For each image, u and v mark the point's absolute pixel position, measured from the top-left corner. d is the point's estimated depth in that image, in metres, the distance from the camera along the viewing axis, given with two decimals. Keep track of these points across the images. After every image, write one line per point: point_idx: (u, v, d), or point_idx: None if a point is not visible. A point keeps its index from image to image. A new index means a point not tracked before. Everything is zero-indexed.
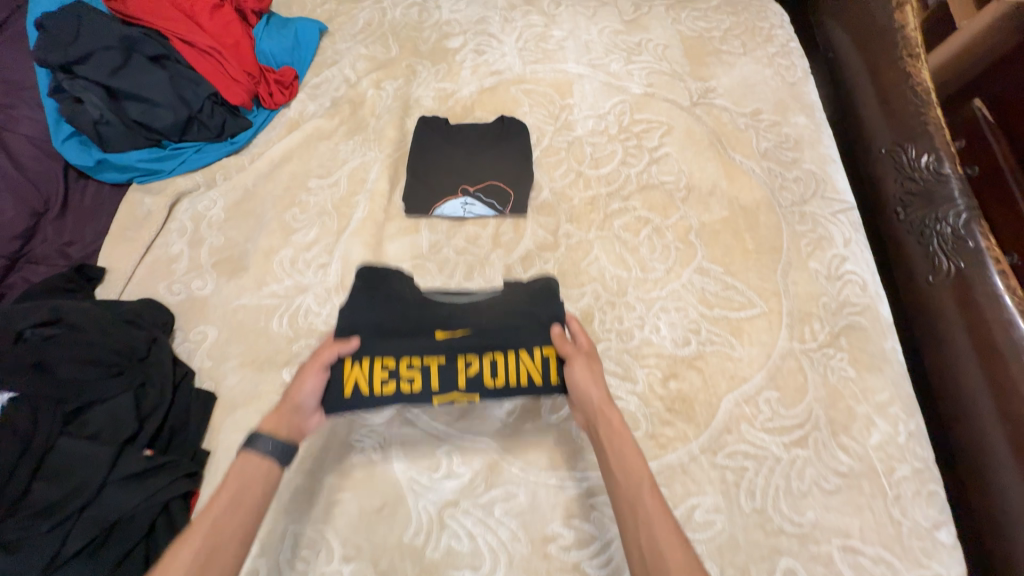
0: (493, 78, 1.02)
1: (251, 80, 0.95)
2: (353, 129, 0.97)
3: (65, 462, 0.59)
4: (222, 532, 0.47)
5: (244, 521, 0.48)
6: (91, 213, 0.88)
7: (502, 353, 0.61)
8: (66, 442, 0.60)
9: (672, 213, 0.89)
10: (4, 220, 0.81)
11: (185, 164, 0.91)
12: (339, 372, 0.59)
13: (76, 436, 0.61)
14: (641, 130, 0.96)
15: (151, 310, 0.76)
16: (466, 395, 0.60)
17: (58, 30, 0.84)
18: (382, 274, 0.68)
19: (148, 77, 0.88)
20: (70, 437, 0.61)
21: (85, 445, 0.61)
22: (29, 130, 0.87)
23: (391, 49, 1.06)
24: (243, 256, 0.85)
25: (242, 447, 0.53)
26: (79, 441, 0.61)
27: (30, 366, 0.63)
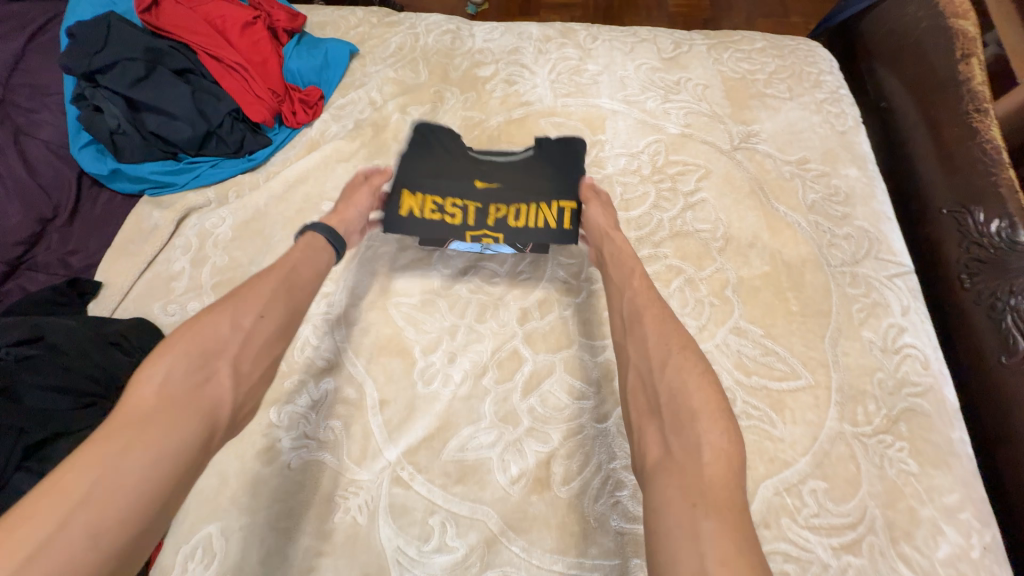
0: (523, 109, 0.98)
1: (275, 98, 0.93)
2: (373, 153, 0.93)
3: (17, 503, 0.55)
4: (278, 298, 0.59)
5: (309, 291, 0.63)
6: (99, 222, 0.85)
7: (526, 206, 0.78)
8: (22, 479, 0.56)
9: (707, 264, 0.81)
10: (10, 225, 0.79)
11: (198, 179, 0.88)
12: (399, 198, 0.78)
13: (31, 473, 0.57)
14: (676, 172, 0.90)
15: (140, 332, 0.70)
16: (492, 235, 0.76)
17: (87, 40, 0.85)
18: (431, 130, 0.85)
19: (170, 90, 0.86)
20: (26, 474, 0.57)
21: (38, 485, 0.56)
22: (48, 135, 0.86)
23: (420, 73, 1.04)
24: (244, 279, 0.80)
25: (307, 229, 0.69)
26: (35, 479, 0.57)
27: (1, 391, 0.60)
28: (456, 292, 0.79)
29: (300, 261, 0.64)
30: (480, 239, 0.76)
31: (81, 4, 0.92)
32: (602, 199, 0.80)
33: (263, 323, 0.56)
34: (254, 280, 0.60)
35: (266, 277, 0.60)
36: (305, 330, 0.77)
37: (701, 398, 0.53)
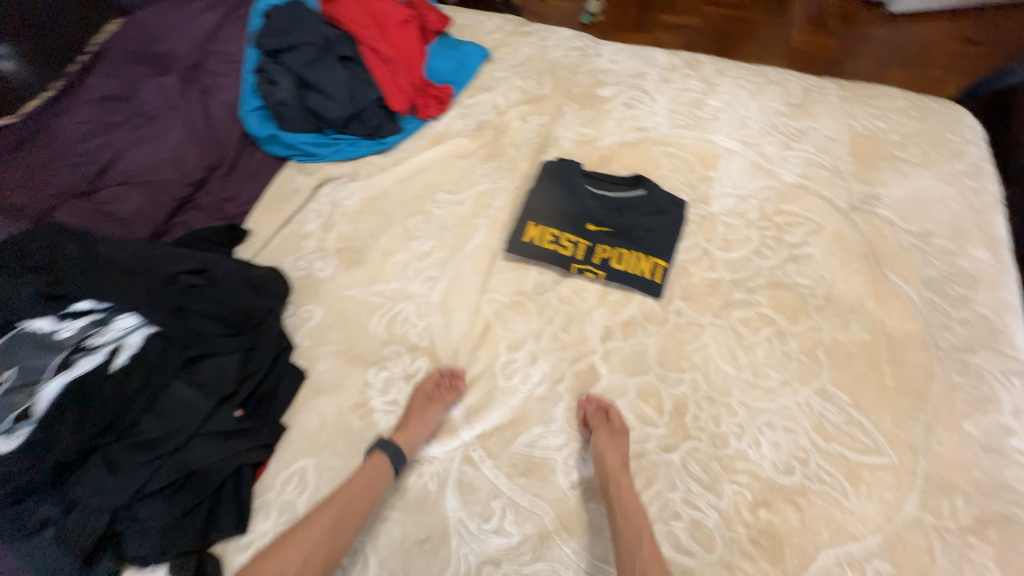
0: (637, 134, 1.01)
1: (414, 92, 1.02)
2: (490, 154, 1.00)
3: (173, 402, 0.67)
4: (330, 537, 0.62)
5: (362, 506, 0.65)
6: (249, 176, 1.00)
7: (630, 252, 0.85)
8: (178, 384, 0.67)
9: (802, 320, 0.80)
10: (185, 168, 0.95)
11: (338, 154, 0.99)
12: (522, 226, 0.87)
13: (185, 380, 0.68)
14: (784, 222, 0.89)
15: (274, 281, 0.82)
16: (597, 271, 0.84)
17: (276, 19, 0.95)
18: (557, 166, 0.93)
19: (333, 74, 0.96)
20: (181, 380, 0.68)
21: (190, 391, 0.67)
22: (226, 97, 1.02)
23: (544, 86, 1.10)
24: (363, 249, 0.90)
25: (373, 449, 0.70)
26: (188, 385, 0.68)
27: (172, 308, 0.70)
28: (546, 298, 0.84)
29: (369, 479, 0.67)
30: (583, 271, 0.84)
31: None
32: (614, 426, 0.71)
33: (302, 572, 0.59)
34: (316, 509, 0.65)
35: (326, 509, 0.64)
36: (407, 305, 0.84)
37: None
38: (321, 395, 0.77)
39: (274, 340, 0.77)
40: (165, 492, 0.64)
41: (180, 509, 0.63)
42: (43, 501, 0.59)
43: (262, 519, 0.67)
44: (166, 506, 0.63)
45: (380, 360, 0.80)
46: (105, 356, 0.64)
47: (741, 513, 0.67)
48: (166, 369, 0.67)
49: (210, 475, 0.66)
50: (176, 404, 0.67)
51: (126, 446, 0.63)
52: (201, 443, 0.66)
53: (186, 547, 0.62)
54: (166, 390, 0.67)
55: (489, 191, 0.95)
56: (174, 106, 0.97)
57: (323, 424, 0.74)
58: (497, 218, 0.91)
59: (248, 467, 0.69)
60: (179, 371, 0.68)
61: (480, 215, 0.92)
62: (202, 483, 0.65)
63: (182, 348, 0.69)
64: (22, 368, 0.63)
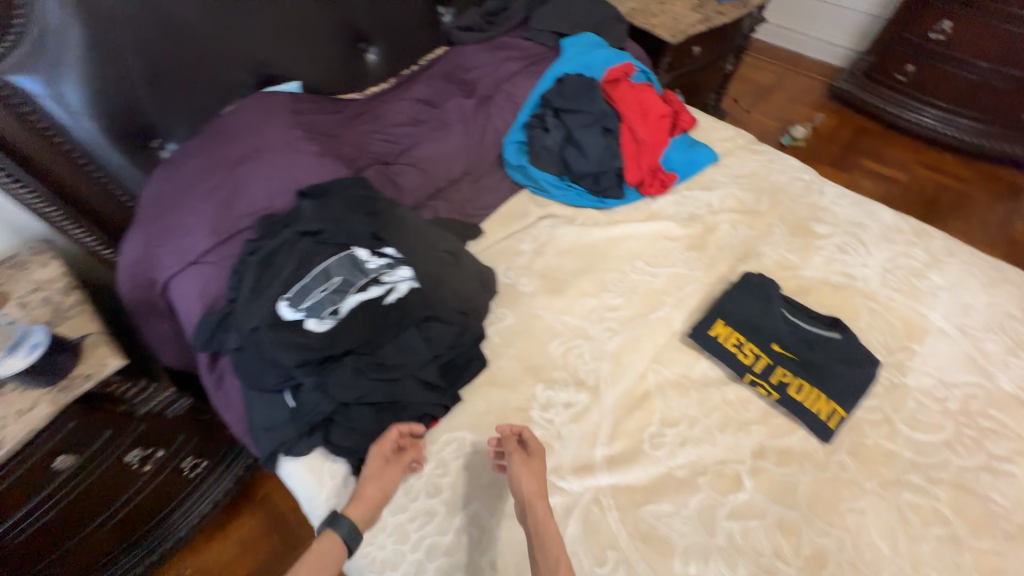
0: (843, 279, 1.03)
1: (646, 172, 1.17)
2: (694, 245, 1.10)
3: (406, 346, 0.83)
4: None
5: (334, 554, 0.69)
6: (489, 189, 1.22)
7: (809, 386, 0.86)
8: (412, 333, 0.84)
9: (984, 538, 0.74)
10: (452, 168, 1.19)
11: (565, 198, 1.17)
12: (710, 320, 0.95)
13: (418, 332, 0.84)
14: (986, 429, 0.84)
15: (492, 280, 0.98)
16: (769, 390, 0.87)
17: (569, 85, 1.18)
18: (760, 281, 0.99)
19: (593, 138, 1.14)
20: (415, 331, 0.84)
21: (418, 342, 0.84)
22: (499, 125, 1.26)
23: (760, 203, 1.18)
24: (561, 281, 1.04)
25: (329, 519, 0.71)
26: (418, 336, 0.84)
27: (433, 275, 0.88)
28: (711, 393, 0.89)
29: (325, 556, 0.68)
30: (754, 384, 0.89)
31: (572, 59, 1.28)
32: (524, 455, 0.75)
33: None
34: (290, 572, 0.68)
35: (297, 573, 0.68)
36: (584, 343, 0.95)
37: None
38: (495, 386, 0.89)
39: (479, 327, 0.92)
40: (375, 409, 0.80)
41: (380, 426, 0.79)
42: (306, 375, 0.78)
43: (421, 463, 0.81)
44: (373, 419, 0.79)
45: (549, 380, 0.90)
46: (388, 292, 0.84)
47: None
48: (412, 318, 0.83)
49: (406, 411, 0.82)
50: (406, 347, 0.83)
51: (366, 362, 0.80)
52: (409, 385, 0.82)
53: (371, 458, 0.77)
54: (404, 333, 0.83)
55: (684, 276, 1.04)
56: (464, 121, 1.23)
57: (489, 411, 0.86)
58: (685, 303, 1.00)
59: (428, 418, 0.84)
60: (417, 323, 0.84)
61: (669, 294, 1.02)
62: (399, 414, 0.81)
63: (426, 308, 0.85)
64: (342, 279, 0.83)
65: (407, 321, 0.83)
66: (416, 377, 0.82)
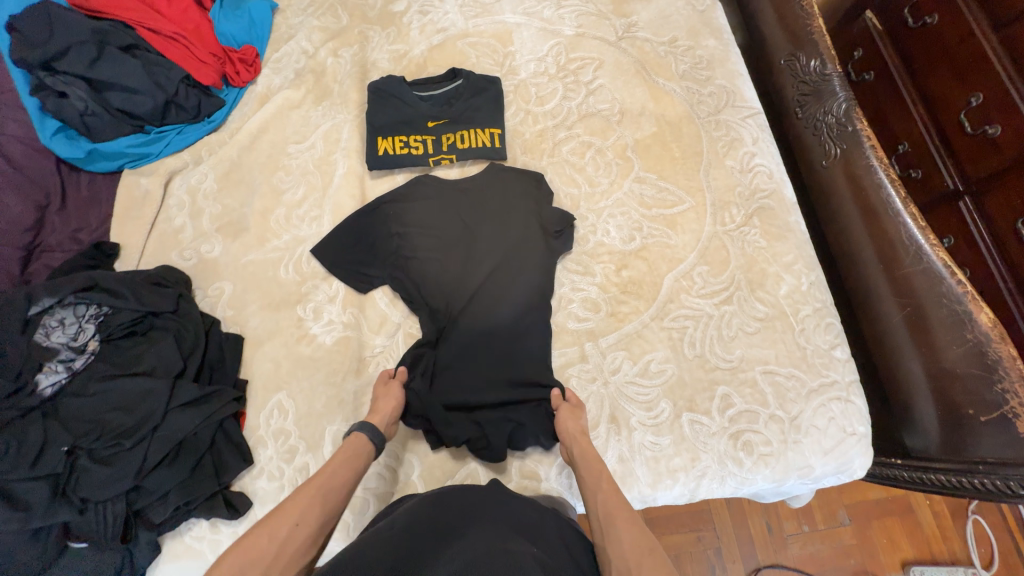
0: (440, 35, 1.11)
1: (218, 61, 1.03)
2: (320, 97, 1.06)
3: (400, 281, 0.90)
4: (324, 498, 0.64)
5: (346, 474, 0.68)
6: (89, 202, 0.98)
7: (468, 131, 1.00)
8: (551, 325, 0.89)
9: (610, 135, 1.02)
10: (12, 214, 0.87)
11: (170, 146, 1.00)
12: (376, 142, 0.98)
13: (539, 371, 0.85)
14: (577, 68, 1.08)
15: (172, 273, 0.87)
16: (448, 157, 0.99)
17: (31, 29, 0.90)
18: (386, 81, 1.02)
19: (123, 66, 0.94)
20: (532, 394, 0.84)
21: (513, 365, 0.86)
22: (16, 131, 0.93)
23: (341, 18, 1.13)
24: (242, 219, 0.96)
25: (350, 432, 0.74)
26: (509, 317, 0.88)
27: (95, 324, 0.77)
28: None
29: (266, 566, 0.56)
30: (439, 161, 0.99)
31: None
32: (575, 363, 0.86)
33: (300, 530, 0.60)
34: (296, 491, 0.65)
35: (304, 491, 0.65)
36: (306, 247, 0.93)
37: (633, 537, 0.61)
38: (265, 343, 0.87)
39: (196, 317, 0.83)
40: (165, 465, 0.73)
41: (185, 470, 0.73)
42: (55, 512, 0.66)
43: (263, 449, 0.80)
44: (172, 472, 0.72)
45: (303, 297, 0.90)
46: (492, 286, 0.90)
47: (611, 279, 0.92)
48: (451, 231, 0.94)
49: (199, 436, 0.76)
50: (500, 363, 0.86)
51: (103, 445, 0.70)
52: (491, 289, 0.90)
53: (209, 490, 0.74)
54: (522, 346, 0.87)
55: (333, 128, 1.03)
56: None
57: (278, 365, 0.85)
58: (351, 148, 1.01)
59: (229, 419, 0.79)
60: (536, 313, 0.89)
61: (334, 151, 1.01)
62: (195, 445, 0.75)
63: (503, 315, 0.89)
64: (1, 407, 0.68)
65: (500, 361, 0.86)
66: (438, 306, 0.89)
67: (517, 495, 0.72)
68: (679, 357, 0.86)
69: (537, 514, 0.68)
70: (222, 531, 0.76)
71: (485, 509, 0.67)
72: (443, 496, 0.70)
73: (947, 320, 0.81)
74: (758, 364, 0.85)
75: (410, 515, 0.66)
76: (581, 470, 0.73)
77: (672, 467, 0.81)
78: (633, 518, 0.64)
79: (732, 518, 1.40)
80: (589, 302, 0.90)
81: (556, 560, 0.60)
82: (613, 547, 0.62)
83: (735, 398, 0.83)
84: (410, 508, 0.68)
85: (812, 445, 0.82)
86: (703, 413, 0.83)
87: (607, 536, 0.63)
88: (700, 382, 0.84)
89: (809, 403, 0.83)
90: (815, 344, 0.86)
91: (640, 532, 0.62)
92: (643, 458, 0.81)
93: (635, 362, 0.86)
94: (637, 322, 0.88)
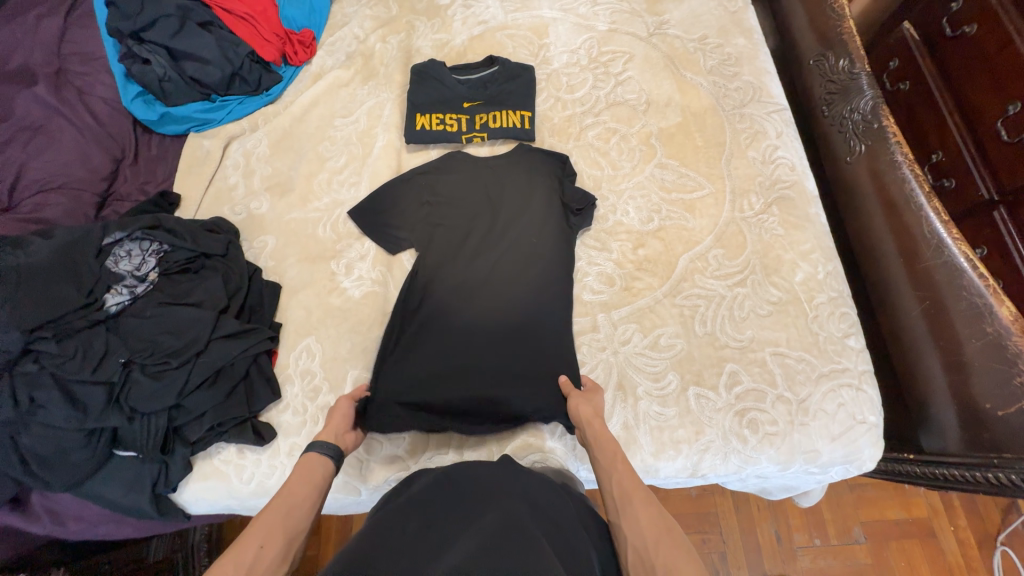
0: (481, 27, 1.19)
1: (280, 41, 1.14)
2: (367, 77, 1.15)
3: (424, 248, 0.96)
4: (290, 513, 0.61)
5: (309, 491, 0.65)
6: (157, 159, 1.08)
7: (500, 113, 1.06)
8: (566, 298, 0.92)
9: (636, 123, 1.07)
10: (94, 164, 0.99)
11: (231, 114, 1.11)
12: (414, 118, 1.06)
13: (555, 334, 0.90)
14: (607, 60, 1.13)
15: (224, 223, 0.96)
16: (479, 135, 1.05)
17: (125, 3, 1.03)
18: (427, 65, 1.10)
19: (199, 39, 1.05)
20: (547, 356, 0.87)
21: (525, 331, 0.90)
22: (104, 93, 1.06)
23: (391, 9, 1.23)
24: (289, 181, 1.04)
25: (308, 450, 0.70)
26: (525, 288, 0.92)
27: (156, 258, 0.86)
28: None
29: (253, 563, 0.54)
30: (471, 139, 1.06)
31: None
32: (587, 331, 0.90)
33: (268, 550, 0.56)
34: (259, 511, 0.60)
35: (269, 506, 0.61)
36: (343, 210, 1.01)
37: (659, 531, 0.59)
38: (300, 292, 0.94)
39: (242, 263, 0.92)
40: (204, 387, 0.80)
41: (221, 394, 0.80)
42: (108, 416, 0.74)
43: (290, 386, 0.87)
44: (210, 394, 0.79)
45: (336, 253, 0.97)
46: (511, 257, 0.95)
47: (627, 256, 0.95)
48: (473, 204, 0.99)
49: (235, 366, 0.83)
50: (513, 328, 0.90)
51: (153, 361, 0.78)
52: (510, 260, 0.95)
53: (240, 415, 0.80)
54: (536, 314, 0.91)
55: (377, 105, 1.11)
56: (59, 112, 1.00)
57: (310, 312, 0.92)
58: (391, 123, 1.09)
59: (263, 355, 0.86)
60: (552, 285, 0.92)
61: (376, 126, 1.09)
62: (231, 374, 0.82)
63: (520, 284, 0.93)
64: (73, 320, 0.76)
65: (517, 325, 0.91)
66: (459, 272, 0.94)
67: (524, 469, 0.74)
68: (689, 334, 0.88)
69: (556, 501, 0.67)
70: (247, 457, 0.83)
71: (499, 490, 0.67)
72: (457, 477, 0.71)
73: (966, 314, 0.80)
74: (768, 346, 0.86)
75: (420, 499, 0.67)
76: (588, 433, 0.75)
77: (675, 438, 0.82)
78: (655, 505, 0.63)
79: (740, 523, 1.34)
80: (604, 277, 0.94)
81: (567, 521, 0.64)
82: (629, 529, 0.61)
83: (743, 376, 0.84)
84: (420, 494, 0.68)
85: (820, 429, 0.82)
86: (710, 388, 0.84)
87: (621, 516, 0.63)
88: (709, 359, 0.86)
89: (818, 387, 0.83)
90: (828, 331, 0.87)
91: (660, 518, 0.60)
92: (647, 427, 0.83)
93: (645, 334, 0.88)
94: (650, 297, 0.91)
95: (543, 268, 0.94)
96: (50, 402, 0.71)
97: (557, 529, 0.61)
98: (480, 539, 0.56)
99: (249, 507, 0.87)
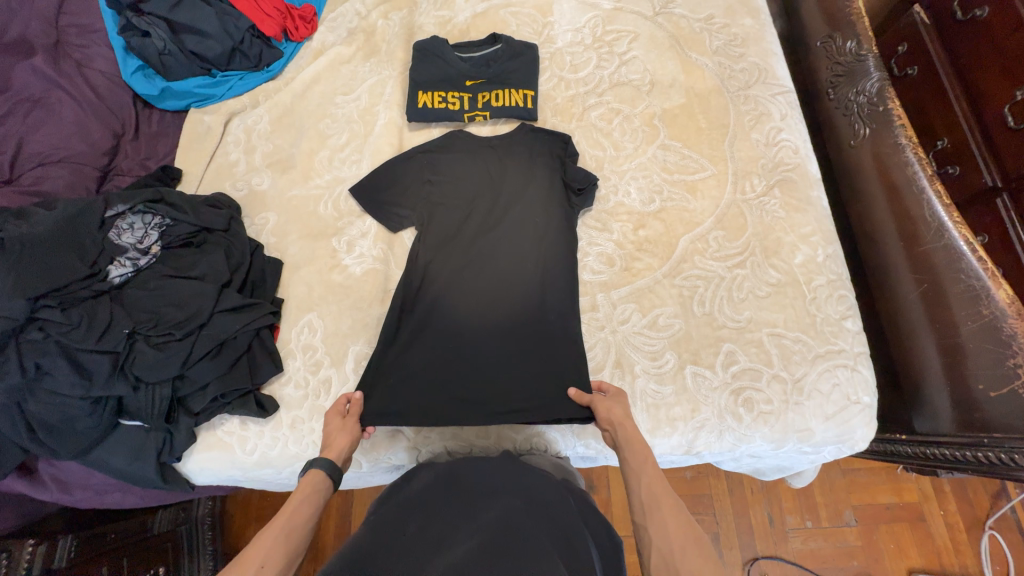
0: (484, 3, 1.18)
1: (280, 15, 1.11)
2: (368, 54, 1.14)
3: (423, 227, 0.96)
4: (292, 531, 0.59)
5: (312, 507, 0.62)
6: (158, 136, 1.09)
7: (502, 91, 1.06)
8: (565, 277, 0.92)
9: (639, 103, 1.06)
10: (94, 138, 0.98)
11: (232, 90, 1.10)
12: (417, 96, 1.05)
13: (555, 312, 0.90)
14: (612, 39, 1.12)
15: (225, 199, 0.97)
16: (482, 113, 1.05)
17: None
18: (430, 42, 1.09)
19: (199, 12, 1.04)
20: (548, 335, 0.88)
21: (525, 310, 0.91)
22: (103, 67, 1.05)
23: None
24: (290, 157, 1.04)
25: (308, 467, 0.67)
26: (525, 267, 0.93)
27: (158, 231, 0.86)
28: None
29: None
30: (473, 117, 1.05)
31: None
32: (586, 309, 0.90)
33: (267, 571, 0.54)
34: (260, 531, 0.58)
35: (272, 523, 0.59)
36: (344, 188, 1.01)
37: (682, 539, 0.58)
38: (302, 269, 0.95)
39: (243, 238, 0.92)
40: (207, 359, 0.81)
41: (224, 366, 0.81)
42: (114, 384, 0.75)
43: (292, 360, 0.88)
44: (213, 366, 0.80)
45: (338, 230, 0.97)
46: (512, 237, 0.95)
47: (627, 237, 0.95)
48: (473, 184, 0.98)
49: (238, 340, 0.84)
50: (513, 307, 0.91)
51: (157, 332, 0.79)
52: (511, 239, 0.95)
53: (243, 386, 0.82)
54: (536, 293, 0.92)
55: (379, 82, 1.10)
56: (58, 84, 0.99)
57: (311, 288, 0.93)
58: (393, 101, 1.08)
59: (265, 329, 0.87)
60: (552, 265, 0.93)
61: (377, 103, 1.08)
62: (234, 347, 0.83)
63: (519, 264, 0.94)
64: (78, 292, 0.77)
65: (517, 304, 0.91)
66: (460, 250, 0.95)
67: (523, 463, 0.76)
68: (687, 314, 0.88)
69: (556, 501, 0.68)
70: (250, 429, 0.84)
71: (496, 488, 0.68)
72: (458, 472, 0.73)
73: (964, 296, 0.81)
74: (766, 326, 0.87)
75: (420, 497, 0.68)
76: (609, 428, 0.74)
77: (672, 416, 0.83)
78: (681, 510, 0.61)
79: (733, 504, 1.36)
80: (604, 257, 0.94)
81: (565, 512, 0.65)
82: (654, 535, 0.59)
83: (739, 355, 0.85)
84: (418, 493, 0.69)
85: (814, 408, 0.83)
86: (707, 367, 0.85)
87: (646, 521, 0.61)
88: (706, 338, 0.87)
89: (814, 367, 0.84)
90: (825, 313, 0.87)
91: (687, 527, 0.59)
92: (643, 404, 0.84)
93: (644, 314, 0.89)
94: (650, 278, 0.92)
95: (544, 248, 0.94)
96: (56, 368, 0.72)
97: (557, 520, 0.63)
98: (482, 535, 0.57)
99: (251, 478, 0.88)
